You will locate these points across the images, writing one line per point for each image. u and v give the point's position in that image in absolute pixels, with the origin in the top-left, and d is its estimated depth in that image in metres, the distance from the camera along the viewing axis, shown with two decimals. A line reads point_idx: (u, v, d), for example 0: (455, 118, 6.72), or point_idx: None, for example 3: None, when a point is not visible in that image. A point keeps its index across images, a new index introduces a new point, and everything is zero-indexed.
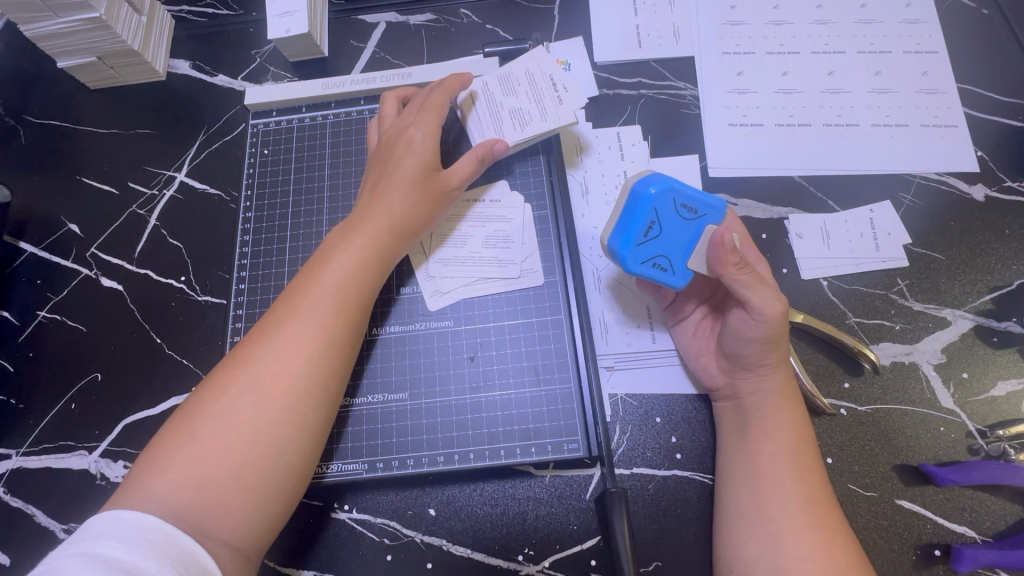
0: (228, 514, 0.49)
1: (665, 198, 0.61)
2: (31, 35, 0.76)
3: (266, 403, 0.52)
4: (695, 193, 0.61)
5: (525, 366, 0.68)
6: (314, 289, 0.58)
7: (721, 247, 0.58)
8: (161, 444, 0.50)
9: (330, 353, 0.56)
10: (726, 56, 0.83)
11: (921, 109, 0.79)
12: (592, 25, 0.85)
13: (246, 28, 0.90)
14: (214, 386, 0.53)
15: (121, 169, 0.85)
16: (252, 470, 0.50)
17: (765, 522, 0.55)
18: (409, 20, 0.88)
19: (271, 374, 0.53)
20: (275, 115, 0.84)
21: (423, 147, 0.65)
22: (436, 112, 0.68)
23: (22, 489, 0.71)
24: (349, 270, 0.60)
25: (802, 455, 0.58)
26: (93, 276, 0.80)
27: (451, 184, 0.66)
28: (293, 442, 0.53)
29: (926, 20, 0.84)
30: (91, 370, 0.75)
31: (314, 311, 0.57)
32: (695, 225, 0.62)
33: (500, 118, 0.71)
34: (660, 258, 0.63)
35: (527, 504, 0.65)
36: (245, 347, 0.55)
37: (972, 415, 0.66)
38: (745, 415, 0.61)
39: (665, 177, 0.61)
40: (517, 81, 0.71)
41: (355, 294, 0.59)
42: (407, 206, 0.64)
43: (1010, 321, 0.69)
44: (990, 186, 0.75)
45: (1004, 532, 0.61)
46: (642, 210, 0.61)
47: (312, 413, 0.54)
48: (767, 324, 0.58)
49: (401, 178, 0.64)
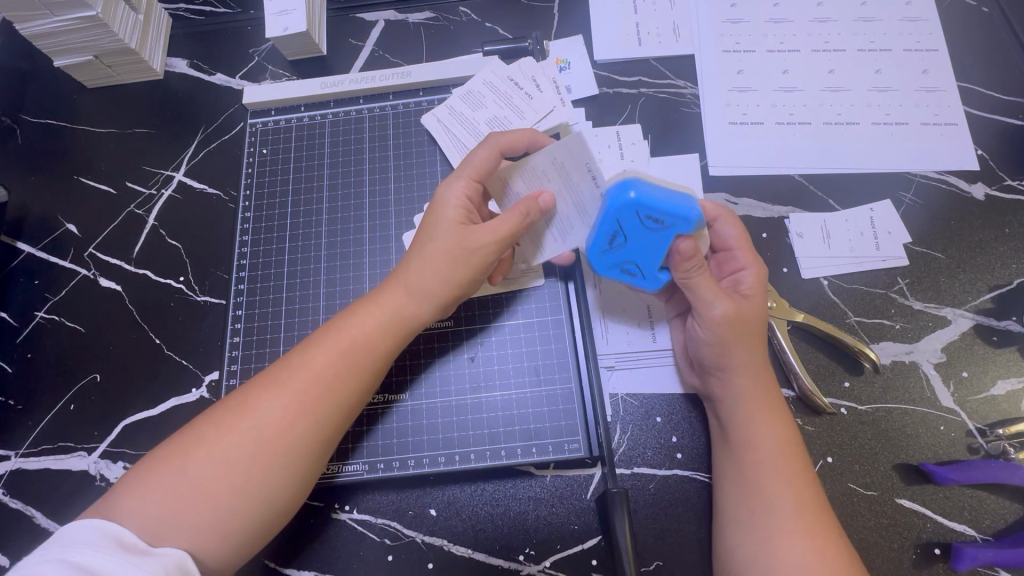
0: (201, 553, 0.49)
1: (628, 210, 0.57)
2: (27, 33, 0.75)
3: (261, 455, 0.52)
4: (663, 203, 0.56)
5: (525, 366, 0.68)
6: (330, 349, 0.57)
7: (676, 256, 0.57)
8: (152, 466, 0.51)
9: (333, 417, 0.55)
10: (726, 54, 0.83)
11: (922, 107, 0.79)
12: (591, 23, 0.85)
13: (244, 27, 0.90)
14: (213, 425, 0.53)
15: (118, 168, 0.84)
16: (233, 518, 0.50)
17: (757, 526, 0.55)
18: (408, 18, 0.88)
19: (272, 429, 0.53)
20: (274, 115, 0.83)
21: (451, 205, 0.61)
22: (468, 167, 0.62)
23: (22, 491, 0.70)
24: (364, 329, 0.59)
25: (790, 460, 0.57)
26: (91, 276, 0.79)
27: (476, 237, 0.59)
28: (279, 495, 0.53)
29: (926, 18, 0.83)
30: (90, 371, 0.75)
31: (325, 372, 0.56)
32: (662, 234, 0.58)
33: (480, 131, 0.77)
34: (628, 264, 0.62)
35: (527, 504, 0.65)
36: (254, 390, 0.55)
37: (972, 414, 0.66)
38: (725, 418, 0.61)
39: (633, 188, 0.56)
40: (481, 95, 0.78)
41: (367, 359, 0.58)
42: (427, 268, 0.60)
43: (1010, 320, 0.69)
44: (990, 185, 0.75)
45: (1004, 531, 0.62)
46: (605, 220, 0.59)
47: (304, 472, 0.54)
48: (711, 327, 0.59)
49: (427, 238, 0.61)
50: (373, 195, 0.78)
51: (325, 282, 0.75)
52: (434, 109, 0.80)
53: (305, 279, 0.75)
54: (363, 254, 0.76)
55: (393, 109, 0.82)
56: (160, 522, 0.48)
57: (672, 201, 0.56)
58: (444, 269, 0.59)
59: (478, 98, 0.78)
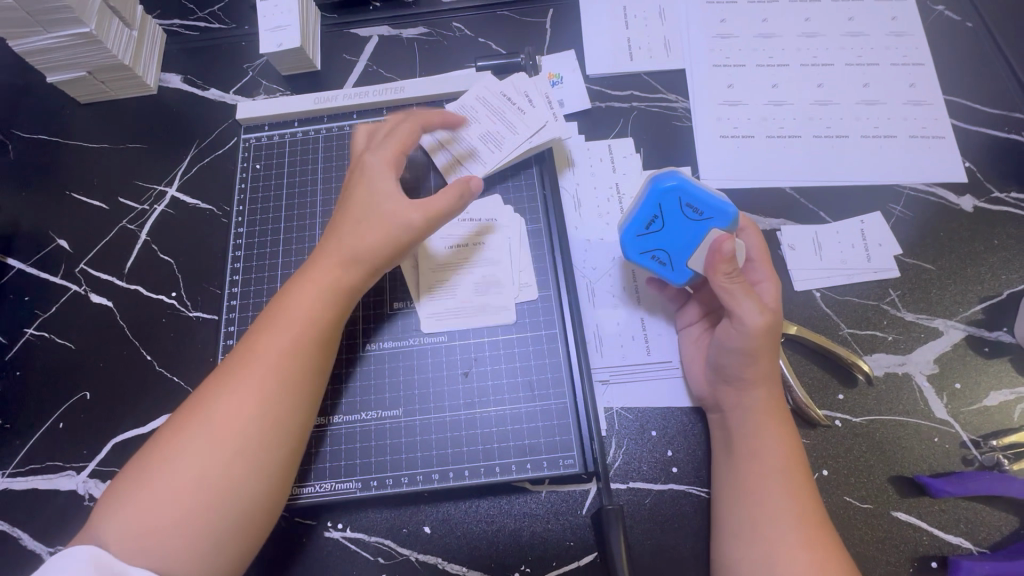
0: (176, 561, 0.48)
1: (671, 197, 0.64)
2: (21, 50, 0.75)
3: (217, 447, 0.52)
4: (703, 196, 0.63)
5: (519, 381, 0.67)
6: (273, 331, 0.57)
7: (716, 253, 0.59)
8: (118, 488, 0.51)
9: (286, 393, 0.55)
10: (717, 68, 0.84)
11: (909, 120, 0.80)
12: (584, 38, 0.86)
13: (238, 42, 0.90)
14: (168, 433, 0.53)
15: (110, 184, 0.84)
16: (200, 517, 0.50)
17: (757, 546, 0.54)
18: (401, 33, 0.89)
19: (223, 418, 0.53)
20: (267, 129, 0.83)
21: (383, 181, 0.63)
22: (399, 143, 0.66)
23: (9, 512, 0.69)
24: (306, 305, 0.59)
25: (791, 476, 0.57)
26: (82, 292, 0.79)
27: (408, 213, 0.61)
28: (244, 484, 0.52)
29: (912, 33, 0.85)
30: (80, 389, 0.74)
31: (270, 352, 0.56)
32: (694, 229, 0.64)
33: (473, 146, 0.75)
34: (659, 253, 0.65)
35: (523, 520, 0.64)
36: (203, 391, 0.55)
37: (966, 425, 0.66)
38: (732, 429, 0.61)
39: (677, 178, 0.63)
40: (474, 109, 0.76)
41: (310, 331, 0.58)
42: (367, 239, 0.61)
43: (1001, 331, 0.69)
44: (978, 197, 0.76)
45: (1000, 543, 0.61)
46: (650, 201, 0.64)
47: (266, 453, 0.53)
48: (747, 336, 0.58)
49: (361, 215, 0.62)
50: None
51: None
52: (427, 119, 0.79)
53: None
54: None
55: None
56: (136, 539, 0.48)
57: (712, 198, 0.63)
58: (382, 242, 0.61)
59: (471, 113, 0.76)
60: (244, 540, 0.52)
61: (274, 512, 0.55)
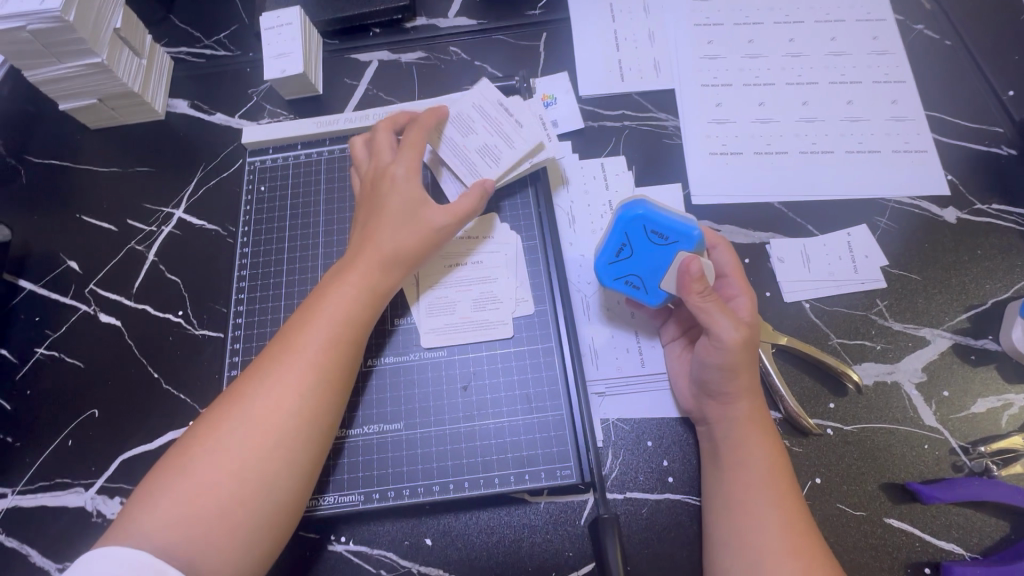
0: (213, 550, 0.50)
1: (636, 225, 0.66)
2: (35, 79, 0.78)
3: (256, 442, 0.53)
4: (666, 221, 0.65)
5: (517, 395, 0.69)
6: (310, 328, 0.60)
7: (685, 276, 0.61)
8: (156, 479, 0.52)
9: (323, 390, 0.58)
10: (705, 88, 0.87)
11: (892, 136, 0.83)
12: (576, 61, 0.89)
13: (243, 69, 0.94)
14: (207, 424, 0.55)
15: (119, 206, 0.87)
16: (238, 509, 0.51)
17: (749, 552, 0.55)
18: (400, 58, 0.92)
19: (263, 410, 0.55)
20: (271, 152, 0.86)
21: (408, 184, 0.68)
22: (415, 149, 0.70)
23: (18, 529, 0.71)
24: (343, 305, 0.62)
25: (781, 483, 0.58)
26: (91, 312, 0.81)
27: (437, 216, 0.67)
28: (280, 477, 0.54)
29: (893, 52, 0.88)
30: (88, 407, 0.76)
31: (309, 348, 0.58)
32: (664, 252, 0.66)
33: (470, 160, 0.74)
34: (632, 277, 0.68)
35: (523, 531, 0.66)
36: (241, 384, 0.57)
37: (955, 431, 0.67)
38: (720, 439, 0.62)
39: (641, 207, 0.65)
40: (470, 121, 0.76)
41: (348, 331, 0.61)
42: (399, 242, 0.65)
43: (986, 339, 0.71)
44: (960, 209, 0.78)
45: (991, 548, 0.62)
46: (616, 231, 0.67)
47: (303, 448, 0.56)
48: (725, 351, 0.60)
49: (392, 218, 0.66)
50: None
51: None
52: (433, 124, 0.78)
53: None
54: None
55: None
56: (176, 530, 0.49)
57: (676, 221, 0.64)
58: (414, 246, 0.66)
59: (468, 125, 0.76)
60: (275, 537, 0.54)
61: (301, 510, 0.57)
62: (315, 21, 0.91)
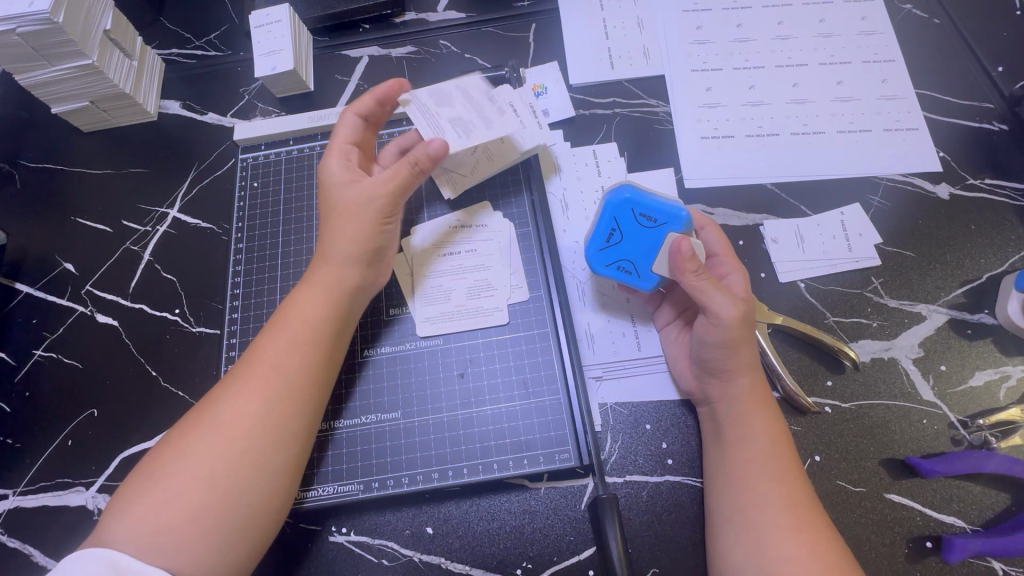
0: (185, 554, 0.50)
1: (624, 208, 0.66)
2: (26, 83, 0.78)
3: (223, 448, 0.54)
4: (654, 204, 0.66)
5: (513, 380, 0.69)
6: (277, 336, 0.60)
7: (677, 255, 0.61)
8: (132, 487, 0.53)
9: (290, 394, 0.58)
10: (695, 73, 0.87)
11: (883, 115, 0.83)
12: (566, 50, 0.89)
13: (234, 68, 0.94)
14: (181, 433, 0.56)
15: (114, 208, 0.87)
16: (207, 515, 0.51)
17: (749, 527, 0.56)
18: (391, 53, 0.92)
19: (231, 416, 0.55)
20: (264, 149, 0.86)
21: (336, 176, 0.67)
22: (342, 149, 0.70)
23: (20, 530, 0.71)
24: (311, 310, 0.62)
25: (781, 457, 0.59)
26: (88, 313, 0.81)
27: (368, 189, 0.65)
28: (250, 481, 0.54)
29: (883, 32, 0.88)
30: (88, 406, 0.76)
31: (275, 354, 0.59)
32: (654, 237, 0.66)
33: (439, 126, 0.69)
34: (624, 262, 0.68)
35: (523, 517, 0.66)
36: (215, 392, 0.58)
37: (953, 405, 0.67)
38: (721, 417, 0.62)
39: (628, 191, 0.67)
40: (449, 95, 0.72)
41: (315, 336, 0.61)
42: (350, 236, 0.65)
43: (982, 313, 0.71)
44: (953, 185, 0.78)
45: (992, 520, 0.62)
46: (605, 217, 0.67)
47: (271, 453, 0.55)
48: (725, 329, 0.60)
49: (339, 212, 0.66)
50: None
51: None
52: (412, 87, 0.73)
53: None
54: None
55: None
56: (145, 536, 0.49)
57: (663, 203, 0.65)
58: (360, 232, 0.65)
59: (445, 96, 0.72)
60: (248, 540, 0.53)
61: (280, 512, 0.57)
62: (305, 18, 0.91)
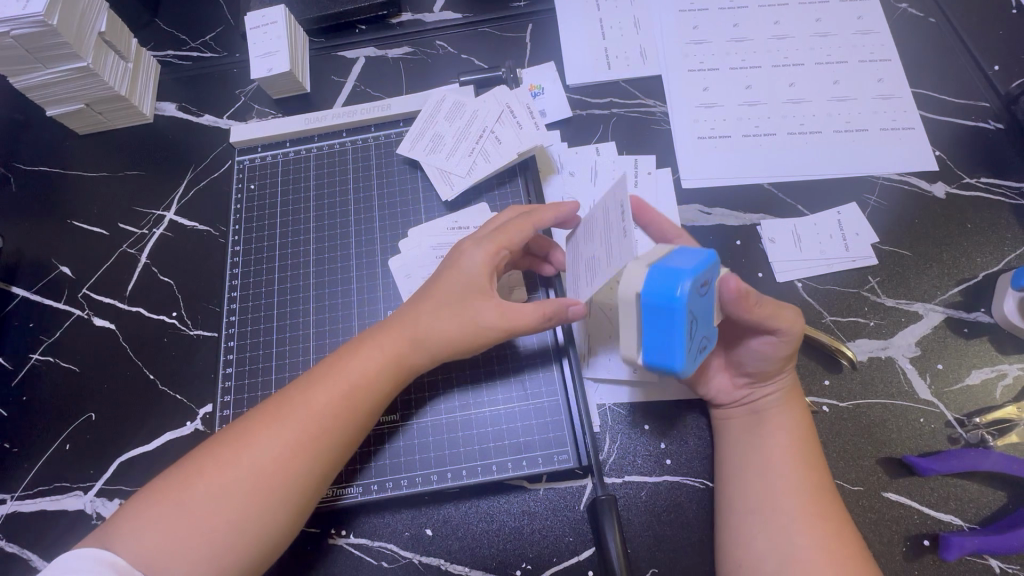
0: None
1: (692, 296, 0.49)
2: (20, 86, 0.78)
3: (258, 494, 0.53)
4: (704, 266, 0.50)
5: (512, 381, 0.69)
6: (330, 389, 0.58)
7: (740, 298, 0.54)
8: (146, 501, 0.53)
9: (333, 455, 0.57)
10: (692, 73, 0.87)
11: (880, 114, 0.83)
12: (563, 51, 0.89)
13: (230, 70, 0.94)
14: (211, 462, 0.54)
15: (110, 210, 0.87)
16: (231, 553, 0.52)
17: (774, 518, 0.57)
18: (387, 54, 0.92)
19: (270, 463, 0.54)
20: (260, 151, 0.86)
21: (473, 276, 0.60)
22: (500, 242, 0.61)
23: (18, 534, 0.70)
24: (370, 371, 0.59)
25: (808, 451, 0.61)
26: (85, 317, 0.81)
27: (487, 317, 0.59)
28: (276, 526, 0.54)
29: (878, 31, 0.88)
30: (85, 410, 0.76)
31: (325, 410, 0.57)
32: (704, 306, 0.52)
33: (423, 137, 0.80)
34: (702, 341, 0.53)
35: (522, 518, 0.66)
36: (251, 425, 0.57)
37: (950, 404, 0.67)
38: (762, 411, 0.64)
39: (681, 272, 0.48)
40: (463, 113, 0.80)
41: (367, 398, 0.59)
42: (438, 326, 0.60)
43: (978, 312, 0.71)
44: (949, 184, 0.79)
45: (989, 518, 0.63)
46: (681, 317, 0.48)
47: (302, 505, 0.55)
48: (791, 342, 0.60)
49: (442, 299, 0.61)
50: (357, 222, 0.81)
51: (315, 308, 0.77)
52: (438, 92, 0.82)
53: (295, 307, 0.77)
54: (350, 280, 0.78)
55: (375, 141, 0.84)
56: (157, 555, 0.50)
57: (704, 259, 0.50)
58: (451, 334, 0.59)
59: (459, 114, 0.80)
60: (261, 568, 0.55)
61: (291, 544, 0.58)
62: (301, 19, 0.91)
